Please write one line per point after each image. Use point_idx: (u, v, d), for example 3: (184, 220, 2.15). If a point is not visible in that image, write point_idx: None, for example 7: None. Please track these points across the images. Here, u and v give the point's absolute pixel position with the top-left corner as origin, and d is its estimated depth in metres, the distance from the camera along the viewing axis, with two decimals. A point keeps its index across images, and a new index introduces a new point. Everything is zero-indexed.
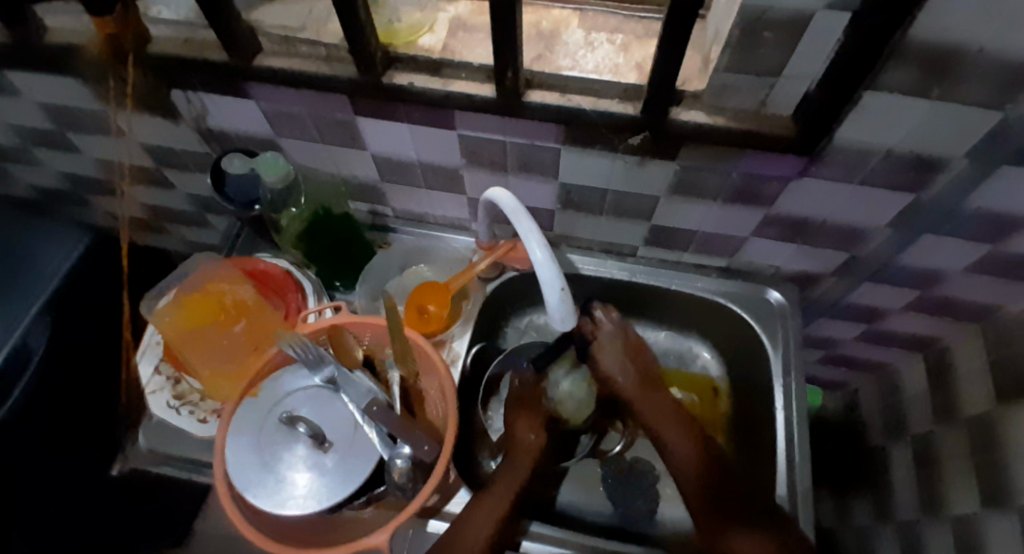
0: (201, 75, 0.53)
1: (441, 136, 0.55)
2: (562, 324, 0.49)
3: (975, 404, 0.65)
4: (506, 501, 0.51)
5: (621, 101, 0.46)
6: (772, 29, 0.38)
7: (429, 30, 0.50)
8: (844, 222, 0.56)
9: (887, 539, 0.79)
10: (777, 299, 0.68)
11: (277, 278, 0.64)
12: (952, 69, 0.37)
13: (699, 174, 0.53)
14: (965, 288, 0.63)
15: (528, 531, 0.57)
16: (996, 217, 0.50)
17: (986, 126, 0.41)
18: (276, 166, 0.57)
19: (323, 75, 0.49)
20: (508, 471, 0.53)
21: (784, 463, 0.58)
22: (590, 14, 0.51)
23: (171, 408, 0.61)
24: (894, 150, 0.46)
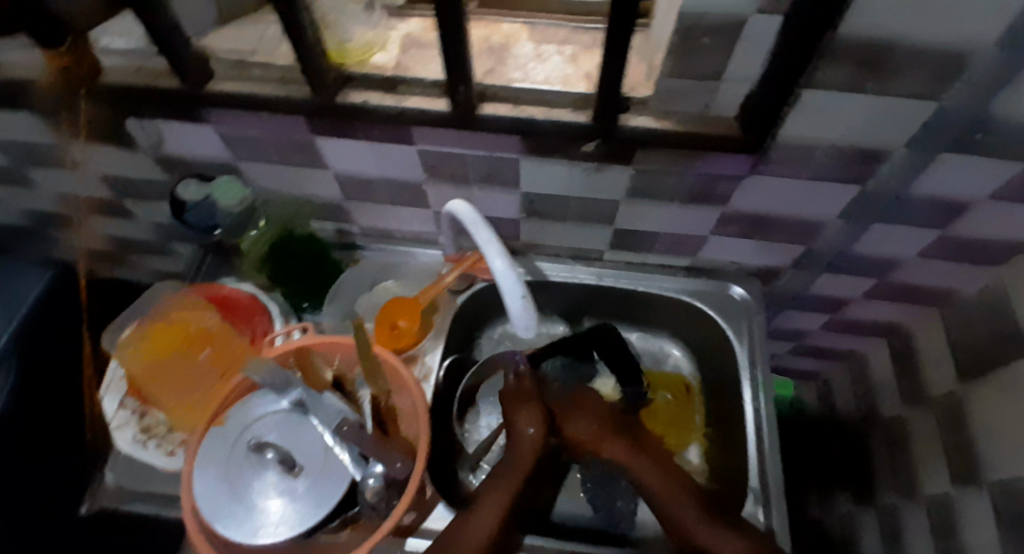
0: (154, 103, 0.53)
1: (401, 152, 0.55)
2: (526, 332, 0.51)
3: (940, 385, 0.67)
4: (501, 501, 0.50)
5: (573, 110, 0.48)
6: (711, 35, 0.39)
7: (381, 49, 0.51)
8: (798, 216, 0.58)
9: (868, 523, 0.81)
10: (741, 294, 0.70)
11: (242, 304, 0.62)
12: (882, 63, 0.39)
13: (655, 177, 0.54)
14: (919, 272, 0.65)
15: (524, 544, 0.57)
16: (938, 201, 0.52)
17: (920, 115, 0.43)
18: (234, 189, 0.59)
19: (276, 97, 0.49)
20: (498, 486, 0.51)
21: (755, 455, 0.59)
22: (539, 26, 0.52)
23: (136, 443, 0.57)
24: (837, 145, 0.47)
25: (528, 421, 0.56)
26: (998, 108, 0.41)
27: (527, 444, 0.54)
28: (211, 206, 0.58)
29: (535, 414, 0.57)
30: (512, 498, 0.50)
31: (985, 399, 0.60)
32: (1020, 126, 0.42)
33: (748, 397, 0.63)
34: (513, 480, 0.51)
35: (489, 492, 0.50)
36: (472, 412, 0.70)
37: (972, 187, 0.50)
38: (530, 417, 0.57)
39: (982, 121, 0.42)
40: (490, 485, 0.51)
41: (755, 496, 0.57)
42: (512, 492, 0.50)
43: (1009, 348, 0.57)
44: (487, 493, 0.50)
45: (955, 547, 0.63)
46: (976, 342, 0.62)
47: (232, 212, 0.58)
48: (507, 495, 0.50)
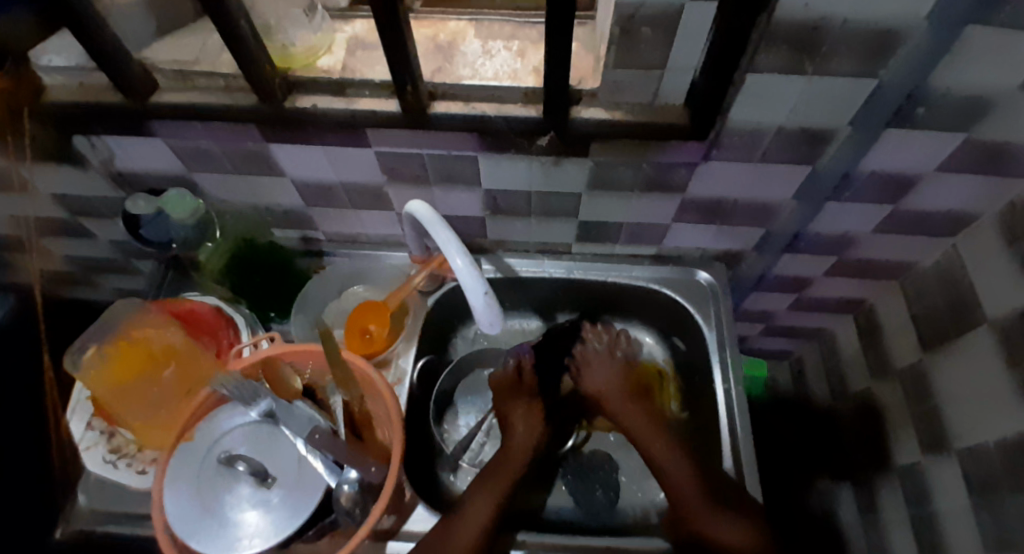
0: (98, 119, 0.51)
1: (357, 155, 0.55)
2: (490, 329, 0.50)
3: (905, 356, 0.69)
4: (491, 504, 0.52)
5: (523, 105, 0.48)
6: (651, 25, 0.40)
7: (327, 53, 0.50)
8: (755, 200, 0.59)
9: (846, 497, 0.83)
10: (706, 278, 0.70)
11: (207, 318, 0.63)
12: (820, 45, 0.40)
13: (611, 168, 0.54)
14: (876, 248, 0.67)
15: (517, 542, 0.55)
16: (887, 177, 0.54)
17: (861, 94, 0.44)
18: (185, 202, 0.58)
19: (223, 107, 0.48)
20: (482, 487, 0.54)
21: (728, 434, 0.60)
22: (485, 23, 0.52)
23: (108, 463, 0.58)
24: (784, 127, 0.48)
25: (525, 412, 0.63)
26: (935, 82, 0.42)
27: (522, 440, 0.60)
28: (166, 220, 0.58)
29: (531, 409, 0.63)
30: (501, 494, 0.54)
31: (948, 368, 0.61)
32: (956, 99, 0.44)
33: (719, 379, 0.64)
34: (502, 477, 0.55)
35: (464, 505, 0.51)
36: (449, 412, 0.70)
37: (918, 162, 0.52)
38: (528, 411, 0.63)
39: (921, 96, 0.44)
40: (472, 493, 0.53)
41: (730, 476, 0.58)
42: (500, 490, 0.54)
43: (966, 316, 0.59)
44: (470, 499, 0.52)
45: (928, 513, 0.65)
46: (936, 312, 0.64)
47: (186, 224, 0.59)
48: (494, 497, 0.53)
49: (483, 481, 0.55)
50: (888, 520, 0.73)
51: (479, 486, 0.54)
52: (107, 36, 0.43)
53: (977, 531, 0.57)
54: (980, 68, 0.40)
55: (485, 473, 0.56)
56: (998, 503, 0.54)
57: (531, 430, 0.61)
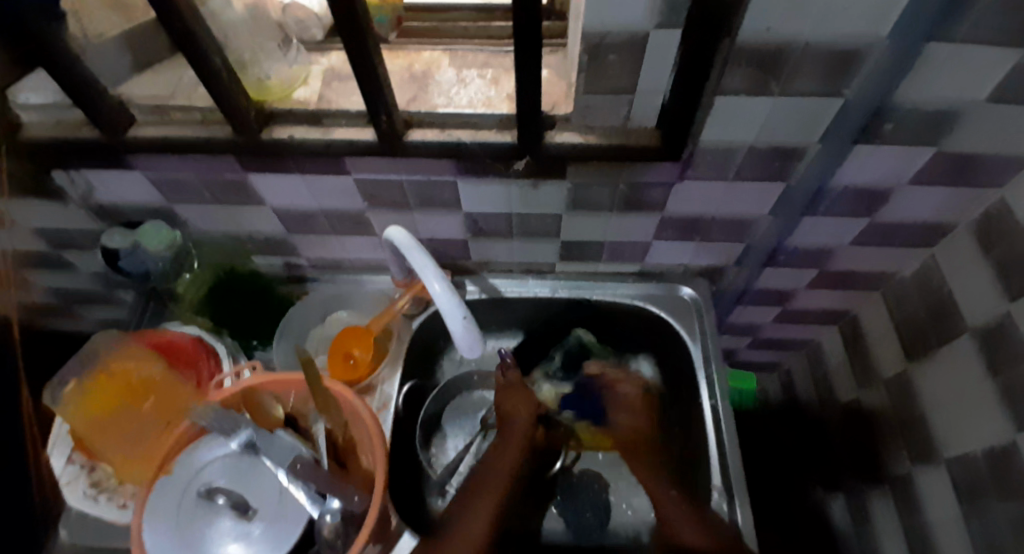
0: (76, 154, 0.52)
1: (336, 182, 0.55)
2: (471, 353, 0.52)
3: (890, 366, 0.70)
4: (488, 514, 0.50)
5: (498, 132, 0.49)
6: (617, 51, 0.41)
7: (302, 85, 0.51)
8: (733, 216, 0.59)
9: (838, 507, 0.82)
10: (690, 294, 0.71)
11: (187, 348, 0.61)
12: (783, 67, 0.40)
13: (588, 189, 0.55)
14: (856, 259, 0.67)
15: None
16: (860, 191, 0.55)
17: (830, 112, 0.45)
18: (161, 234, 0.60)
19: (200, 139, 0.49)
20: (482, 487, 0.53)
21: (716, 452, 0.60)
22: (460, 52, 0.53)
23: (88, 498, 0.57)
24: (755, 145, 0.49)
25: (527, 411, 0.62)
26: (900, 98, 0.43)
27: (520, 435, 0.59)
28: (142, 253, 0.59)
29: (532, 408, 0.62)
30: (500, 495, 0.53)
31: (932, 377, 0.62)
32: (922, 114, 0.44)
33: (705, 395, 0.64)
34: (500, 477, 0.55)
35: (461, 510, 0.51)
36: (437, 436, 0.70)
37: (891, 176, 0.52)
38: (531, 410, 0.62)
39: (888, 111, 0.44)
40: (466, 499, 0.52)
41: (719, 493, 0.58)
42: (499, 490, 0.53)
43: (946, 324, 0.59)
44: (465, 506, 0.51)
45: (920, 523, 0.65)
46: (917, 321, 0.64)
47: (163, 257, 0.60)
48: (497, 496, 0.53)
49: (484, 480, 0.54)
50: (880, 530, 0.73)
51: (472, 492, 0.53)
52: (83, 75, 0.44)
53: (970, 542, 0.57)
54: (941, 85, 0.41)
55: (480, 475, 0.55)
56: (988, 512, 0.54)
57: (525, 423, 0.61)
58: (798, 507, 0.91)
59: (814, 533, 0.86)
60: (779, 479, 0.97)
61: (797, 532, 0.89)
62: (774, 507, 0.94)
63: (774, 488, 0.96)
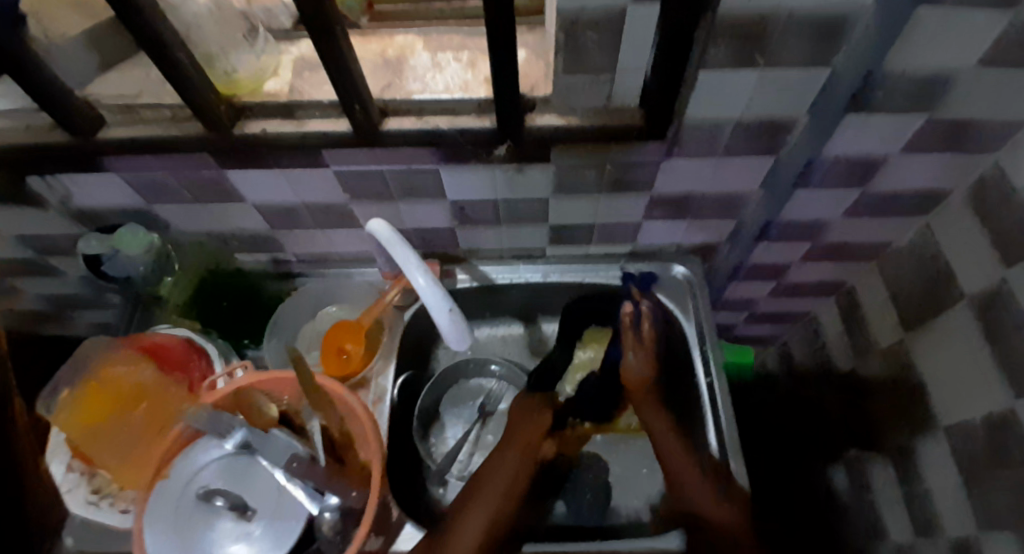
0: (49, 160, 0.50)
1: (315, 176, 0.54)
2: (458, 345, 0.52)
3: (886, 337, 0.69)
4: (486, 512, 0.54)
5: (477, 116, 0.47)
6: (595, 29, 0.39)
7: (272, 76, 0.49)
8: (723, 192, 0.58)
9: (838, 477, 0.83)
10: (682, 273, 0.70)
11: (175, 351, 0.60)
12: (768, 37, 0.39)
13: (573, 172, 0.53)
14: (850, 231, 0.66)
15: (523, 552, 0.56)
16: (852, 161, 0.53)
17: (819, 82, 0.43)
18: (138, 237, 0.59)
19: (172, 139, 0.48)
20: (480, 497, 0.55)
21: (713, 431, 0.60)
22: (434, 34, 0.51)
23: (91, 504, 0.57)
24: (743, 120, 0.48)
25: (534, 431, 0.62)
26: (891, 65, 0.42)
27: (518, 455, 0.59)
28: (121, 259, 0.58)
29: (537, 430, 0.62)
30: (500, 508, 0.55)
31: (929, 347, 0.61)
32: (915, 80, 0.43)
33: (701, 373, 0.63)
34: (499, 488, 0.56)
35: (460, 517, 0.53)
36: (436, 425, 0.70)
37: (883, 145, 0.51)
38: (537, 430, 0.62)
39: (879, 79, 0.43)
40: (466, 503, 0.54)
41: (718, 467, 0.58)
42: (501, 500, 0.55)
43: (943, 294, 0.58)
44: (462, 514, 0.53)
45: (920, 492, 0.65)
46: (914, 291, 0.64)
47: (143, 262, 0.59)
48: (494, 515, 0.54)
49: (483, 489, 0.55)
50: (879, 498, 0.74)
51: (468, 502, 0.54)
52: (42, 77, 0.42)
53: (967, 509, 0.57)
54: (933, 48, 0.40)
55: (479, 484, 0.56)
56: (985, 480, 0.55)
57: (526, 442, 0.60)
58: (800, 485, 0.92)
59: (813, 512, 0.89)
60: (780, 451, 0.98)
61: (797, 508, 0.91)
62: (777, 485, 0.95)
63: (775, 467, 0.97)
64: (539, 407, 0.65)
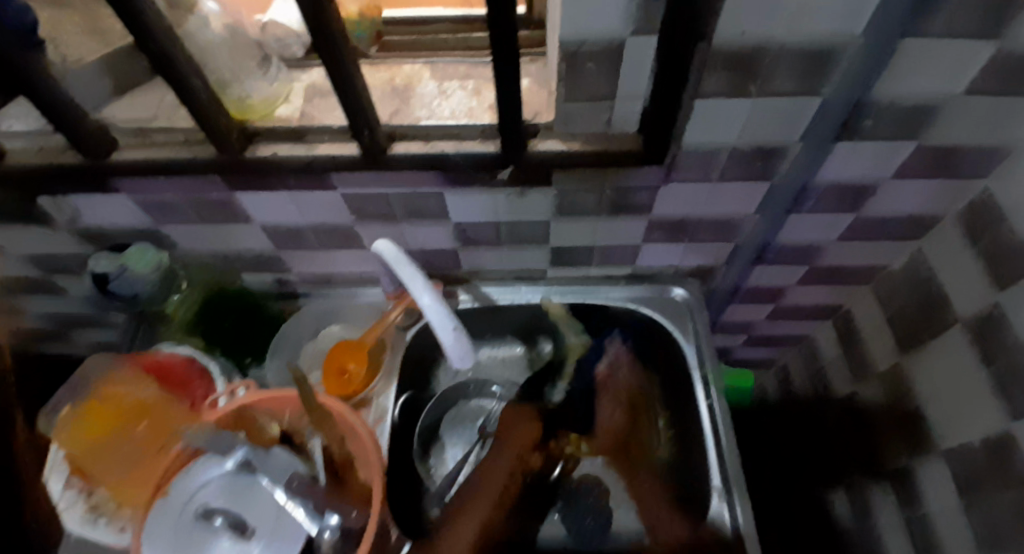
0: (61, 181, 0.52)
1: (322, 198, 0.55)
2: (461, 364, 0.52)
3: (883, 359, 0.70)
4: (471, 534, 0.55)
5: (481, 141, 0.49)
6: (594, 59, 0.41)
7: (284, 103, 0.51)
8: (719, 216, 0.59)
9: (840, 502, 0.82)
10: (681, 295, 0.72)
11: (178, 369, 0.60)
12: (760, 67, 0.41)
13: (574, 196, 0.55)
14: (844, 255, 0.67)
15: None
16: (844, 187, 0.55)
17: (810, 110, 0.45)
18: (148, 255, 0.60)
19: (184, 161, 0.49)
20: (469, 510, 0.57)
21: (714, 453, 0.60)
22: (441, 64, 0.53)
23: (86, 524, 0.56)
24: (737, 146, 0.49)
25: (524, 436, 0.65)
26: (878, 94, 0.43)
27: (511, 463, 0.62)
28: (129, 276, 0.58)
29: (528, 437, 0.65)
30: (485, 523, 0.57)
31: (926, 368, 0.62)
32: (901, 108, 0.45)
33: (701, 394, 0.64)
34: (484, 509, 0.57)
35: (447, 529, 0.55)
36: (436, 446, 0.69)
37: (874, 170, 0.53)
38: (528, 437, 0.65)
39: (866, 108, 0.45)
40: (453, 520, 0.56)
41: (719, 494, 0.58)
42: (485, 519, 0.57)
43: (938, 316, 0.59)
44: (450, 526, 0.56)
45: (922, 515, 0.65)
46: (908, 313, 0.65)
47: (152, 279, 0.60)
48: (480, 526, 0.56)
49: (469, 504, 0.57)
50: (881, 521, 0.73)
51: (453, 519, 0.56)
52: (61, 101, 0.44)
53: (971, 532, 0.57)
54: (917, 79, 0.42)
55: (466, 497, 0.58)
56: (988, 501, 0.54)
57: (517, 448, 0.63)
58: (799, 503, 0.93)
59: (811, 533, 0.89)
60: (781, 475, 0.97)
61: (796, 528, 0.92)
62: (777, 501, 0.96)
63: (776, 483, 0.98)
64: (531, 414, 0.67)
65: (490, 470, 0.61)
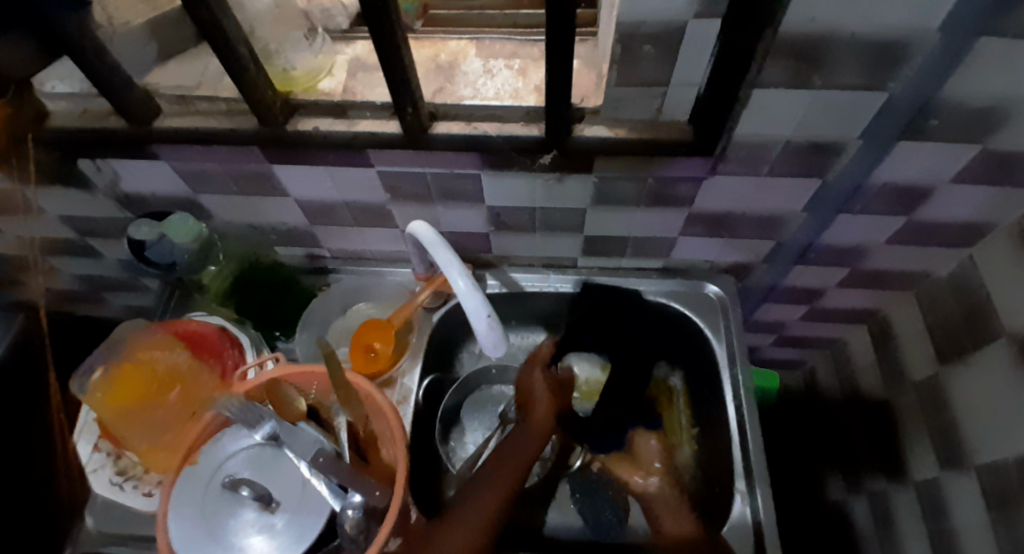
0: (104, 146, 0.52)
1: (359, 174, 0.54)
2: (493, 351, 0.51)
3: (919, 368, 0.68)
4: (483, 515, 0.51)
5: (525, 124, 0.48)
6: (651, 42, 0.39)
7: (328, 75, 0.50)
8: (762, 213, 0.58)
9: (860, 509, 0.82)
10: (715, 291, 0.69)
11: (213, 339, 0.62)
12: (826, 59, 0.38)
13: (614, 185, 0.53)
14: (887, 259, 0.65)
15: None
16: (899, 188, 0.53)
17: (873, 106, 0.43)
18: (187, 227, 0.61)
19: (224, 131, 0.49)
20: (502, 471, 0.55)
21: (739, 450, 0.60)
22: (487, 42, 0.52)
23: (115, 486, 0.57)
24: (792, 140, 0.47)
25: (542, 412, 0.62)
26: (947, 93, 0.41)
27: (532, 439, 0.59)
28: (169, 245, 0.61)
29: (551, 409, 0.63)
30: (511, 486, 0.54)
31: (964, 381, 0.60)
32: (970, 109, 0.42)
33: (730, 396, 0.63)
34: (510, 474, 0.55)
35: (466, 500, 0.52)
36: (456, 428, 0.69)
37: (932, 173, 0.50)
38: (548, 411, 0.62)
39: (932, 108, 0.42)
40: (477, 491, 0.53)
41: (742, 495, 0.58)
42: (511, 483, 0.54)
43: (981, 329, 0.57)
44: (467, 502, 0.52)
45: (946, 530, 0.63)
46: (951, 324, 0.62)
47: (189, 249, 0.62)
48: (497, 499, 0.52)
49: (491, 472, 0.55)
50: (901, 530, 0.72)
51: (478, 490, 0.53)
52: (103, 63, 0.43)
53: (997, 550, 0.55)
54: (991, 81, 0.39)
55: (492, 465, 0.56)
56: (1015, 520, 0.53)
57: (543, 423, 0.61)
58: (799, 497, 0.97)
59: (823, 529, 0.90)
60: (800, 468, 0.99)
61: (811, 524, 0.93)
62: (778, 497, 1.00)
63: (776, 478, 1.01)
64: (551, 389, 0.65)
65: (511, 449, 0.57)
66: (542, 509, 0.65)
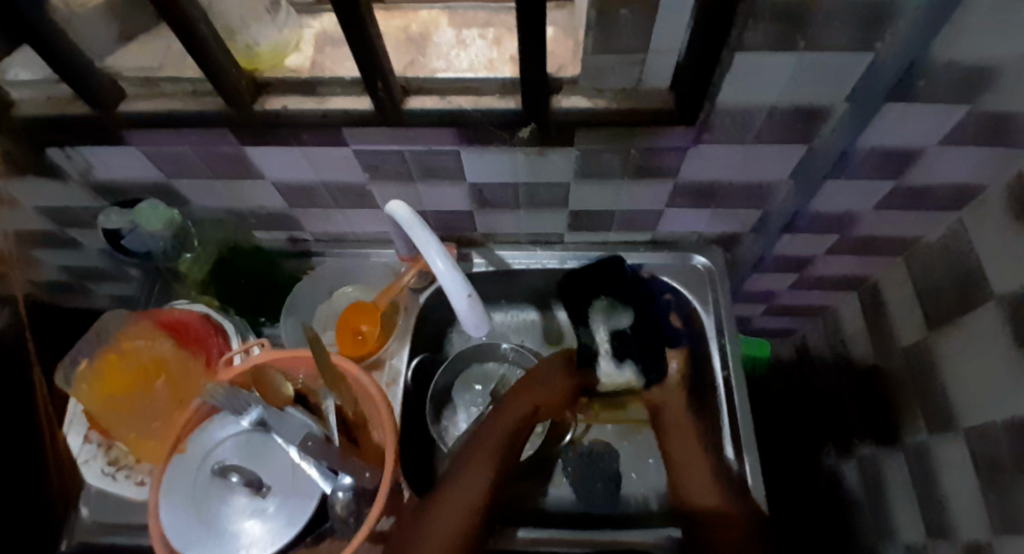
0: (70, 133, 0.50)
1: (334, 154, 0.53)
2: (477, 330, 0.51)
3: (909, 335, 0.68)
4: (476, 490, 0.52)
5: (501, 97, 0.46)
6: (628, 6, 0.37)
7: (295, 50, 0.49)
8: (750, 183, 0.57)
9: (849, 472, 0.84)
10: (703, 263, 0.69)
11: (194, 325, 0.61)
12: (811, 20, 0.37)
13: (598, 157, 0.52)
14: (876, 225, 0.64)
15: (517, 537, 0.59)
16: (887, 153, 0.52)
17: (860, 68, 0.41)
18: (159, 213, 0.60)
19: (191, 114, 0.47)
20: (489, 443, 0.55)
21: (727, 421, 0.60)
22: (459, 11, 0.50)
23: (106, 476, 0.58)
24: (777, 106, 0.46)
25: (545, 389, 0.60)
26: (938, 53, 0.39)
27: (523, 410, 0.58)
28: (143, 233, 0.59)
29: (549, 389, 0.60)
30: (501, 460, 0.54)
31: (954, 347, 0.60)
32: (961, 68, 0.41)
33: (718, 366, 0.62)
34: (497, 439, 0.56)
35: (461, 470, 0.53)
36: (447, 408, 0.69)
37: (922, 137, 0.49)
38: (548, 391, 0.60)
39: (920, 69, 0.41)
40: (465, 462, 0.54)
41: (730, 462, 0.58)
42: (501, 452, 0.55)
43: (972, 295, 0.57)
44: (459, 478, 0.52)
45: (934, 493, 0.64)
46: (942, 291, 0.62)
47: (163, 237, 0.60)
48: (487, 468, 0.53)
49: (479, 450, 0.55)
50: (890, 493, 0.74)
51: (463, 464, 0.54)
52: (57, 45, 0.41)
53: (985, 512, 0.56)
54: (982, 38, 0.38)
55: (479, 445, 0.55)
56: (1002, 483, 0.53)
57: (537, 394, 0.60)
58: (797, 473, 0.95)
59: (818, 497, 0.91)
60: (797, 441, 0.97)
61: (808, 496, 0.93)
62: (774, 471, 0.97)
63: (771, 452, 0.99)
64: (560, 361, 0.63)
65: (499, 421, 0.57)
66: (535, 485, 0.65)
